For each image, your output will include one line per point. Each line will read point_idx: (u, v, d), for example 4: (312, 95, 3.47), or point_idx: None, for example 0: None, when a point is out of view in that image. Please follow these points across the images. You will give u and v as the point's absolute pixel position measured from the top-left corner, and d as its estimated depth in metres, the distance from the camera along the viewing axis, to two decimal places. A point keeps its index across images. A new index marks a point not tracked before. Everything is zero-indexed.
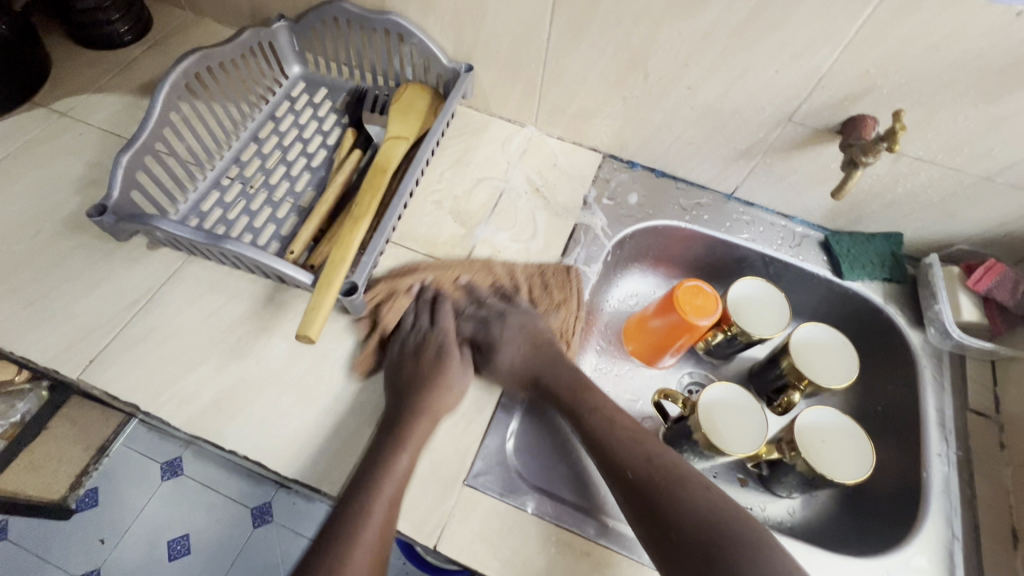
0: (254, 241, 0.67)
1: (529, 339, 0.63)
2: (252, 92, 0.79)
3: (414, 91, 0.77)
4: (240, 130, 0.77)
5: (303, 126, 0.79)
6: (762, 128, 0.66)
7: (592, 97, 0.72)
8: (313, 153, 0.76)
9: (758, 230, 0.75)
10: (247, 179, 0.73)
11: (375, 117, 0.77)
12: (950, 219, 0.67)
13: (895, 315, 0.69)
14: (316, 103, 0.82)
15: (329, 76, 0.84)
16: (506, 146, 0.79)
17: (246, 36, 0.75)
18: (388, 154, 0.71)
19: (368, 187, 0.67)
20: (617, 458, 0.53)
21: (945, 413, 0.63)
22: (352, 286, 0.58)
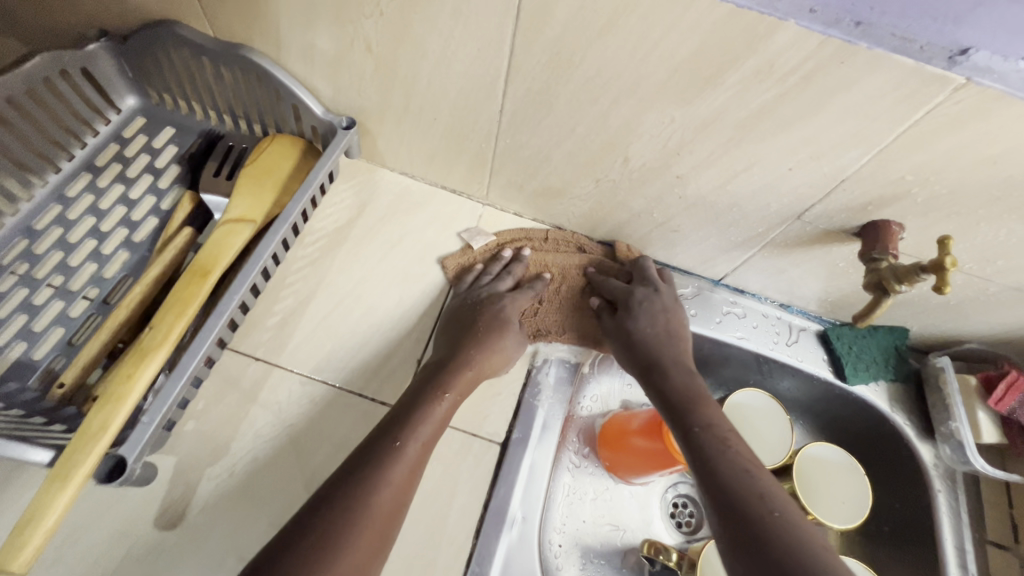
0: (28, 353, 0.49)
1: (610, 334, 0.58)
2: (54, 135, 0.57)
3: (278, 150, 0.59)
4: (33, 186, 0.56)
5: (131, 181, 0.59)
6: (763, 224, 0.54)
7: (557, 175, 0.57)
8: (136, 223, 0.57)
9: (751, 324, 0.65)
10: (35, 259, 0.53)
11: (219, 183, 0.57)
12: (964, 320, 0.59)
13: (904, 425, 0.61)
14: (155, 149, 0.62)
15: (179, 112, 0.63)
16: (452, 227, 0.64)
17: (38, 62, 0.51)
18: (217, 246, 0.50)
19: (174, 300, 0.45)
20: (698, 413, 0.48)
21: (964, 549, 0.55)
22: (117, 464, 0.38)
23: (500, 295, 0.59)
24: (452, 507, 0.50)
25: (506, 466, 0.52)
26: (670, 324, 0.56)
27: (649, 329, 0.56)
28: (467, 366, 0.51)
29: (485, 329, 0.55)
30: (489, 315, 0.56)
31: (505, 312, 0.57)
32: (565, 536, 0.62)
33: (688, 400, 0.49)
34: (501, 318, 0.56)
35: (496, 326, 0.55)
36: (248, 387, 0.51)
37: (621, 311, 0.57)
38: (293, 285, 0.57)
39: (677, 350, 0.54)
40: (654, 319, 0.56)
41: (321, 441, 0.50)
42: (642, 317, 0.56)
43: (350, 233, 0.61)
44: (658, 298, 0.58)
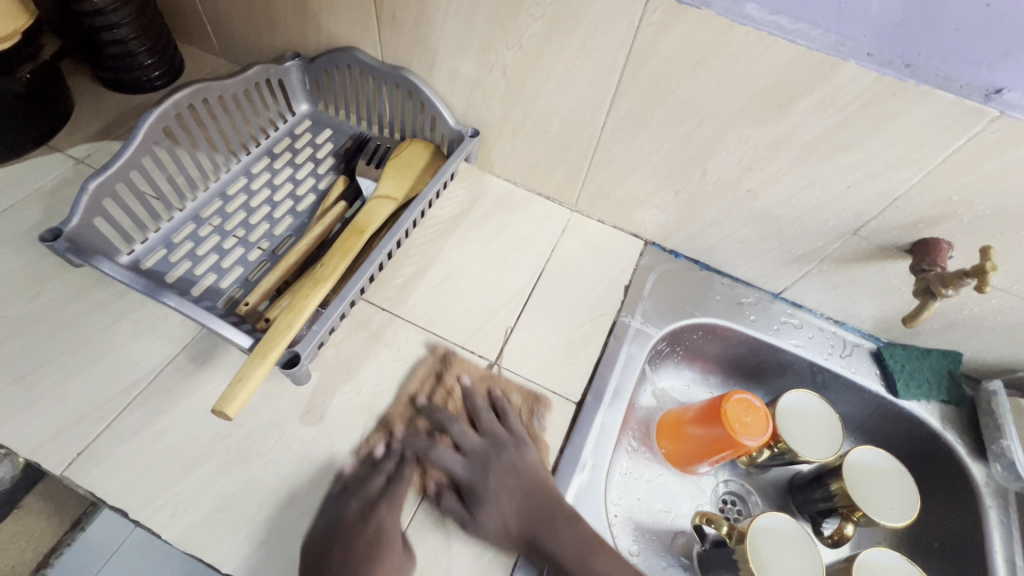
0: (217, 282, 0.63)
1: (517, 493, 0.54)
2: (251, 126, 0.74)
3: (414, 149, 0.73)
4: (231, 162, 0.73)
5: (298, 166, 0.75)
6: (823, 238, 0.62)
7: (641, 185, 0.68)
8: (300, 197, 0.72)
9: (807, 335, 0.71)
10: (226, 216, 0.69)
11: (368, 170, 0.72)
12: (1016, 346, 0.63)
13: (955, 443, 0.65)
14: (317, 144, 0.78)
15: (337, 118, 0.80)
16: (544, 226, 0.75)
17: (255, 70, 0.70)
18: (370, 214, 0.64)
19: (338, 247, 0.59)
20: (556, 543, 0.51)
21: (1016, 563, 0.57)
22: (294, 356, 0.51)
23: (413, 457, 0.55)
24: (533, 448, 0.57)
25: (580, 422, 0.59)
26: (541, 480, 0.54)
27: (515, 519, 0.52)
28: (423, 483, 0.53)
29: (369, 542, 0.48)
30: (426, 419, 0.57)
31: (450, 425, 0.57)
32: (620, 508, 0.68)
33: (528, 512, 0.52)
34: (439, 426, 0.57)
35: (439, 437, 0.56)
36: (375, 329, 0.63)
37: (475, 521, 0.52)
38: (414, 257, 0.70)
39: (527, 505, 0.53)
40: (507, 484, 0.54)
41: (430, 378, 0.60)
42: (491, 513, 0.52)
43: (461, 221, 0.74)
44: (511, 449, 0.56)
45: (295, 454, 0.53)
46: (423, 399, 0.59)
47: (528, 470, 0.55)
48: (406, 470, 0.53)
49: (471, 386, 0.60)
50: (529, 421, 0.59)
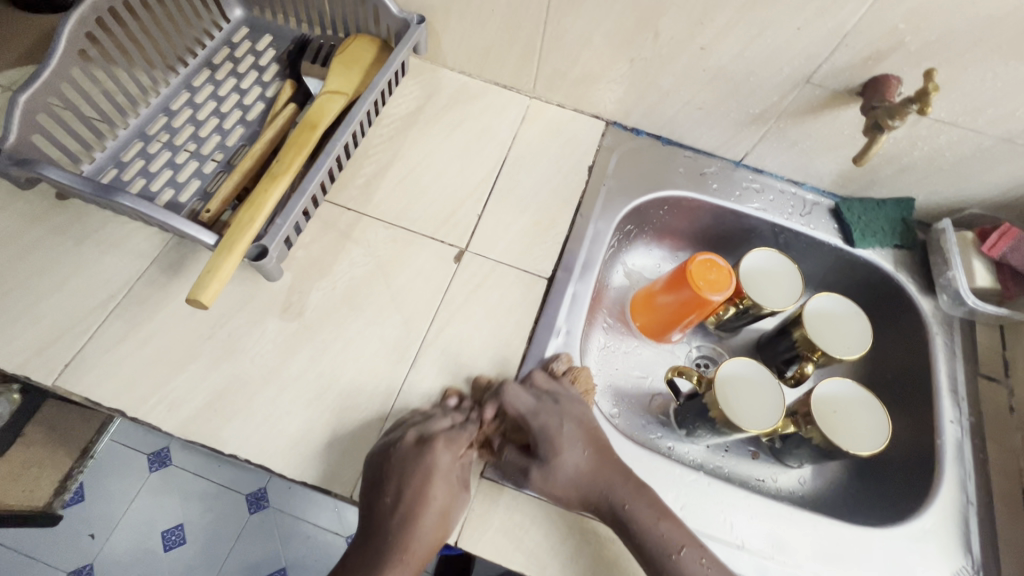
0: (177, 197, 0.62)
1: (587, 438, 0.52)
2: (184, 36, 0.70)
3: (360, 43, 0.69)
4: (170, 77, 0.70)
5: (241, 75, 0.72)
6: (777, 91, 0.62)
7: (597, 58, 0.67)
8: (248, 106, 0.69)
9: (768, 198, 0.73)
10: (174, 131, 0.67)
11: (314, 68, 0.69)
12: (963, 183, 0.65)
13: (906, 282, 0.68)
14: (258, 52, 0.74)
15: (276, 23, 0.76)
16: (503, 115, 0.74)
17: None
18: (319, 109, 0.62)
19: (292, 144, 0.57)
20: (667, 538, 0.48)
21: (957, 379, 0.63)
22: (262, 249, 0.52)
23: (439, 437, 0.50)
24: (510, 321, 0.60)
25: (552, 295, 0.62)
26: (600, 450, 0.52)
27: (592, 454, 0.51)
28: (430, 522, 0.48)
29: (417, 489, 0.48)
30: (401, 460, 0.49)
31: (437, 463, 0.49)
32: (600, 378, 0.73)
33: (649, 528, 0.48)
34: (416, 469, 0.48)
35: (416, 492, 0.48)
36: (343, 228, 0.63)
37: (554, 464, 0.50)
38: (374, 156, 0.69)
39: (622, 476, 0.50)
40: (580, 448, 0.52)
41: (402, 268, 0.62)
42: (572, 453, 0.51)
43: (418, 117, 0.72)
44: (564, 398, 0.54)
45: (279, 347, 0.55)
46: (412, 432, 0.50)
47: (587, 422, 0.54)
48: (448, 438, 0.50)
49: (444, 273, 0.62)
50: (503, 300, 0.61)
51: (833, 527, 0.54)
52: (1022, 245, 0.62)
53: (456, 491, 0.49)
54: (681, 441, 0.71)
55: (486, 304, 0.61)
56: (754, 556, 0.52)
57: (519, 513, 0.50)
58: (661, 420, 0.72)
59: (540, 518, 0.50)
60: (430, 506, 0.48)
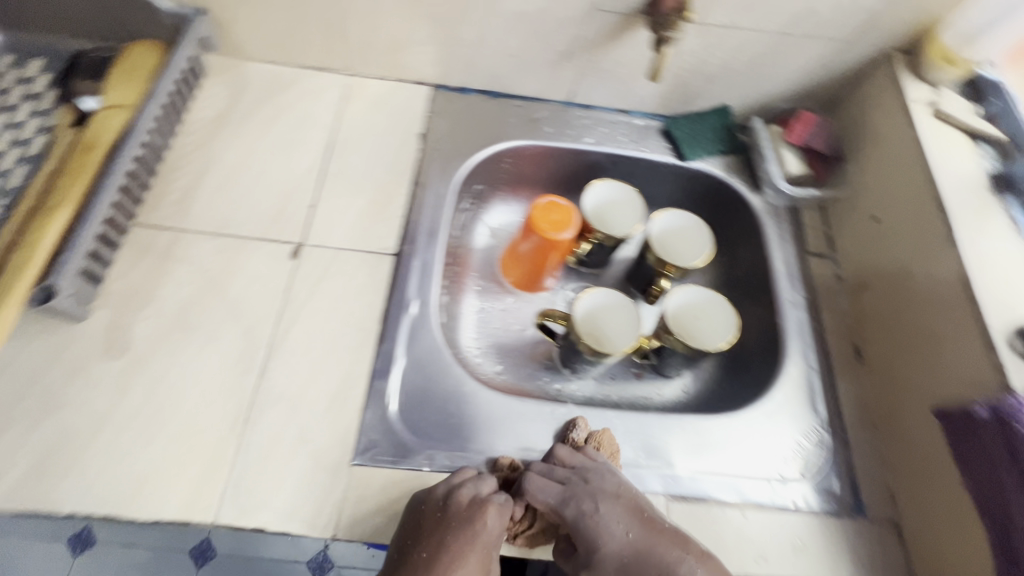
0: None
1: (633, 513, 0.48)
2: None
3: (141, 50, 0.63)
4: None
5: (12, 109, 0.63)
6: (574, 24, 0.63)
7: (396, 22, 0.65)
8: (25, 141, 0.61)
9: (601, 131, 0.75)
10: None
11: (91, 86, 0.62)
12: (763, 82, 0.70)
13: (737, 184, 0.73)
14: (28, 78, 0.65)
15: (45, 43, 0.68)
16: (322, 98, 0.71)
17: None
18: (99, 128, 0.57)
19: (68, 171, 0.53)
20: None
21: (790, 262, 0.68)
22: (49, 291, 0.49)
23: (495, 499, 0.48)
24: (361, 304, 0.58)
25: (400, 269, 0.61)
26: (644, 522, 0.48)
27: (637, 535, 0.47)
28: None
29: (445, 554, 0.46)
30: (457, 522, 0.46)
31: (483, 528, 0.47)
32: (481, 341, 0.72)
33: None
34: (463, 528, 0.46)
35: (443, 547, 0.46)
36: (164, 249, 0.59)
37: (594, 557, 0.47)
38: (184, 166, 0.64)
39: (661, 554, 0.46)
40: (621, 524, 0.48)
41: (237, 277, 0.58)
42: (614, 531, 0.47)
43: (229, 117, 0.68)
44: (600, 477, 0.50)
45: (108, 389, 0.51)
46: (466, 490, 0.48)
47: (628, 494, 0.49)
48: (500, 505, 0.48)
49: (283, 272, 0.59)
50: (350, 286, 0.59)
51: (697, 422, 0.58)
52: (816, 130, 0.68)
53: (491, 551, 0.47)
54: (569, 380, 0.72)
55: (333, 294, 0.59)
56: (629, 467, 0.55)
57: (398, 489, 0.50)
58: (548, 365, 0.73)
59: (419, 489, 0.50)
60: (468, 565, 0.46)
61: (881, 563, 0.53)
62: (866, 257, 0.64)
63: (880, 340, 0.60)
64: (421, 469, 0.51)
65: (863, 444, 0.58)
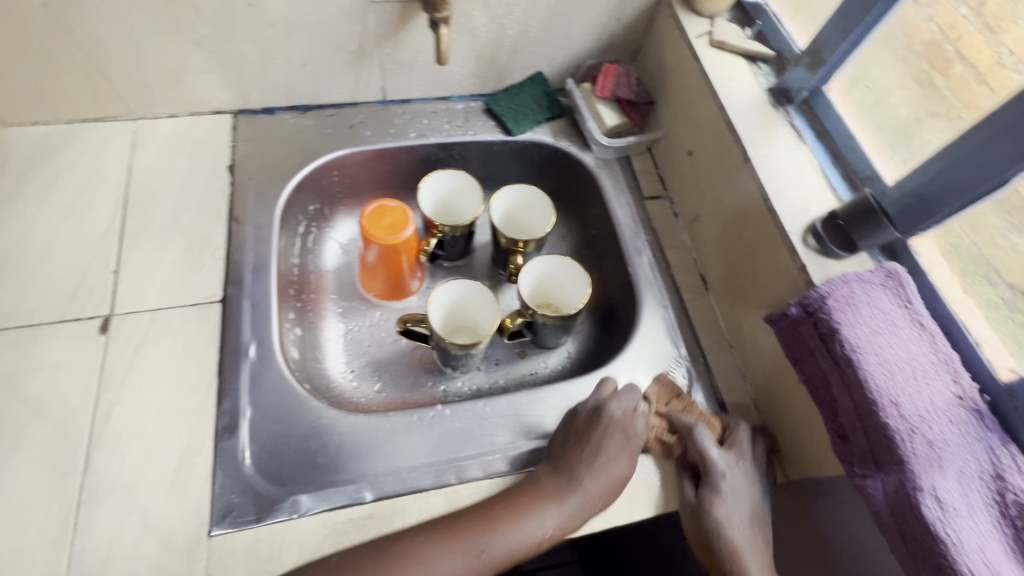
0: None
1: (755, 516, 0.51)
2: None
3: None
4: None
5: None
6: (354, 20, 0.60)
7: (161, 53, 0.59)
8: None
9: (424, 123, 0.73)
10: None
11: None
12: (566, 43, 0.71)
13: (568, 147, 0.74)
14: None
15: None
16: (106, 151, 0.64)
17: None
18: None
19: None
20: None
21: (628, 210, 0.70)
22: None
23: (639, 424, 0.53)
24: (191, 363, 0.54)
25: (231, 314, 0.57)
26: (761, 526, 0.51)
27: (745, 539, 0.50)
28: (483, 547, 0.46)
29: (584, 453, 0.51)
30: (603, 429, 0.51)
31: (636, 430, 0.52)
32: (353, 363, 0.68)
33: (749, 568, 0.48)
34: (617, 429, 0.52)
35: (602, 444, 0.51)
36: None
37: (705, 509, 0.50)
38: None
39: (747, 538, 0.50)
40: (735, 517, 0.50)
41: (37, 370, 0.52)
42: (728, 514, 0.50)
43: None
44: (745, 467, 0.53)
45: None
46: (613, 403, 0.53)
47: (758, 507, 0.52)
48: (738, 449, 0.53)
49: (93, 352, 0.53)
50: (175, 346, 0.54)
51: (568, 387, 0.58)
52: (620, 80, 0.70)
53: (547, 502, 0.49)
54: (453, 378, 0.70)
55: (157, 359, 0.54)
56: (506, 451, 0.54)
57: (265, 544, 0.47)
58: (430, 369, 0.69)
59: (287, 539, 0.47)
60: (535, 504, 0.48)
61: None
62: (691, 191, 0.67)
63: (718, 265, 0.63)
64: (288, 518, 0.48)
65: (722, 365, 0.61)
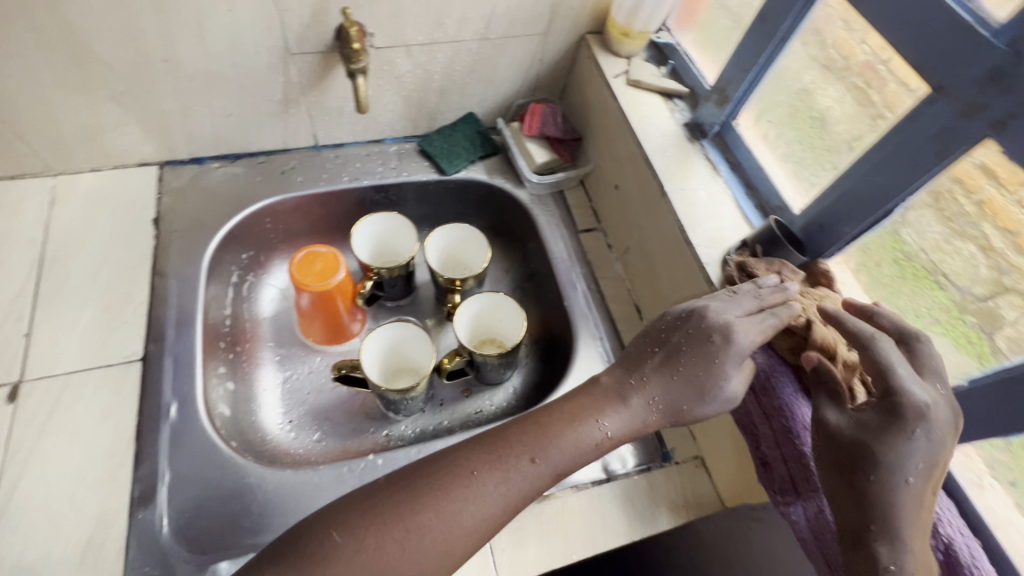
0: None
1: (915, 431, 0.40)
2: None
3: None
4: None
5: None
6: (276, 71, 0.61)
7: (76, 110, 0.58)
8: None
9: (358, 167, 0.73)
10: None
11: None
12: (494, 84, 0.72)
13: (502, 184, 0.74)
14: None
15: None
16: (21, 209, 0.62)
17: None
18: None
19: None
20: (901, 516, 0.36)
21: (563, 244, 0.71)
22: None
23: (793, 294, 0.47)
24: (107, 427, 0.52)
25: (151, 372, 0.55)
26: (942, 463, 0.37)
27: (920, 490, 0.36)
28: (532, 456, 0.41)
29: (686, 346, 0.44)
30: (696, 335, 0.44)
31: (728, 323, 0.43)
32: (292, 412, 0.66)
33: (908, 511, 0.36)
34: (714, 335, 0.43)
35: (677, 359, 0.44)
36: None
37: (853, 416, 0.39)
38: None
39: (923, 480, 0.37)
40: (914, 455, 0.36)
41: None
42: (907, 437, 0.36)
43: None
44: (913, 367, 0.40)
45: None
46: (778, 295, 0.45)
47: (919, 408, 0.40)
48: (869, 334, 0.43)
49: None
50: (90, 410, 0.52)
51: None
52: (547, 118, 0.72)
53: (628, 395, 0.44)
54: (395, 423, 0.68)
55: (70, 426, 0.51)
56: None
57: None
58: (371, 415, 0.68)
59: None
60: (600, 390, 0.45)
61: (691, 495, 0.56)
62: (621, 223, 0.69)
63: (649, 296, 0.64)
64: None
65: None
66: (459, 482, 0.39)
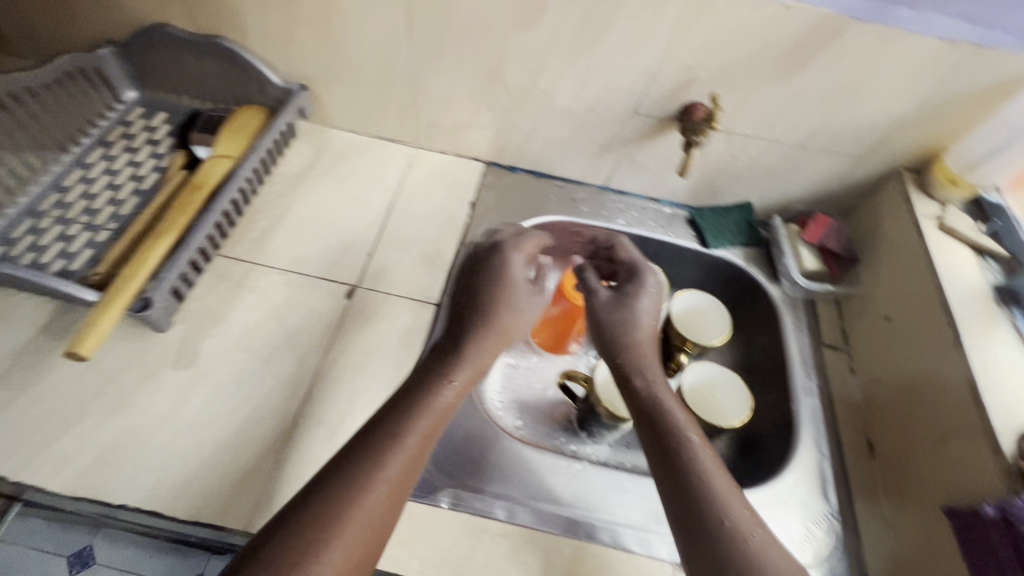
0: (66, 266, 0.64)
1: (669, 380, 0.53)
2: (74, 122, 0.75)
3: (248, 112, 0.76)
4: (42, 176, 0.71)
5: (135, 150, 0.76)
6: (616, 122, 0.72)
7: (463, 109, 0.76)
8: (142, 177, 0.73)
9: (633, 215, 0.82)
10: (65, 208, 0.69)
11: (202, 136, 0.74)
12: (785, 185, 0.77)
13: (757, 274, 0.78)
14: (152, 127, 0.79)
15: (171, 99, 0.81)
16: (389, 165, 0.82)
17: (64, 60, 0.70)
18: (206, 173, 0.68)
19: (179, 204, 0.64)
20: (722, 490, 0.43)
21: (804, 350, 0.72)
22: (147, 302, 0.57)
23: None
24: (401, 345, 0.64)
25: (441, 317, 0.67)
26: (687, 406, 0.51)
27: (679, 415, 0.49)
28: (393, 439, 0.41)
29: (491, 291, 0.54)
30: (493, 267, 0.56)
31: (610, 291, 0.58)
32: (505, 394, 0.75)
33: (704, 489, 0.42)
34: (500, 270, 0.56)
35: (485, 306, 0.53)
36: (237, 277, 0.67)
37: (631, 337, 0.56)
38: (267, 211, 0.73)
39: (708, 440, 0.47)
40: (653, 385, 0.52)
41: (297, 308, 0.65)
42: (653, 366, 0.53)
43: (308, 174, 0.78)
44: None
45: (171, 396, 0.57)
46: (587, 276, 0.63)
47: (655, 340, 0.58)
48: None
49: (336, 310, 0.66)
50: (394, 328, 0.66)
51: None
52: (831, 233, 0.75)
53: (495, 311, 0.53)
54: (584, 444, 0.73)
55: (378, 333, 0.65)
56: (637, 531, 0.56)
57: (414, 518, 0.53)
58: (565, 426, 0.74)
59: (431, 524, 0.53)
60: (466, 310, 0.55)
61: None
62: (878, 354, 0.67)
63: (892, 437, 0.62)
64: (441, 506, 0.55)
65: (875, 533, 0.58)
66: (348, 484, 0.38)
